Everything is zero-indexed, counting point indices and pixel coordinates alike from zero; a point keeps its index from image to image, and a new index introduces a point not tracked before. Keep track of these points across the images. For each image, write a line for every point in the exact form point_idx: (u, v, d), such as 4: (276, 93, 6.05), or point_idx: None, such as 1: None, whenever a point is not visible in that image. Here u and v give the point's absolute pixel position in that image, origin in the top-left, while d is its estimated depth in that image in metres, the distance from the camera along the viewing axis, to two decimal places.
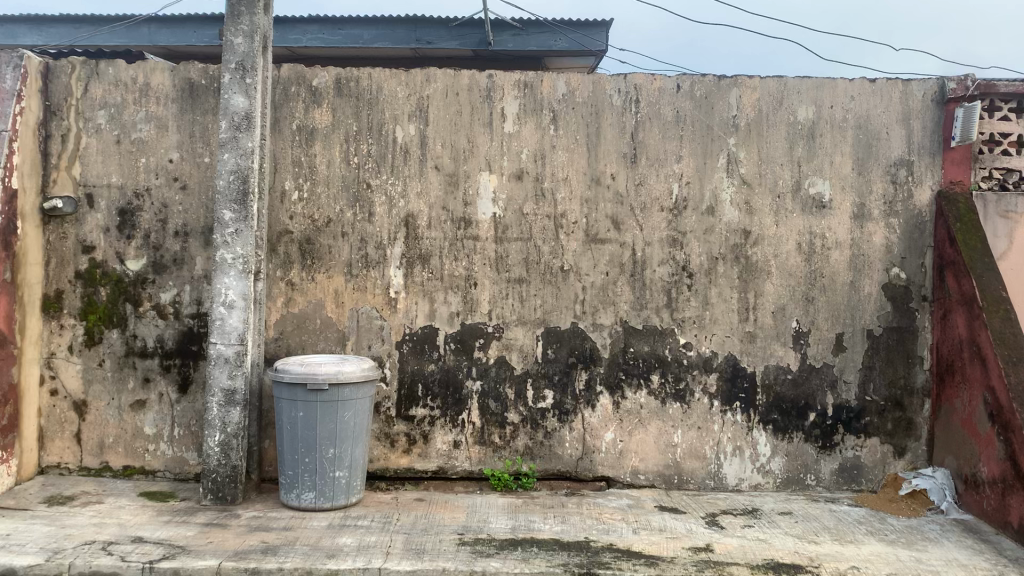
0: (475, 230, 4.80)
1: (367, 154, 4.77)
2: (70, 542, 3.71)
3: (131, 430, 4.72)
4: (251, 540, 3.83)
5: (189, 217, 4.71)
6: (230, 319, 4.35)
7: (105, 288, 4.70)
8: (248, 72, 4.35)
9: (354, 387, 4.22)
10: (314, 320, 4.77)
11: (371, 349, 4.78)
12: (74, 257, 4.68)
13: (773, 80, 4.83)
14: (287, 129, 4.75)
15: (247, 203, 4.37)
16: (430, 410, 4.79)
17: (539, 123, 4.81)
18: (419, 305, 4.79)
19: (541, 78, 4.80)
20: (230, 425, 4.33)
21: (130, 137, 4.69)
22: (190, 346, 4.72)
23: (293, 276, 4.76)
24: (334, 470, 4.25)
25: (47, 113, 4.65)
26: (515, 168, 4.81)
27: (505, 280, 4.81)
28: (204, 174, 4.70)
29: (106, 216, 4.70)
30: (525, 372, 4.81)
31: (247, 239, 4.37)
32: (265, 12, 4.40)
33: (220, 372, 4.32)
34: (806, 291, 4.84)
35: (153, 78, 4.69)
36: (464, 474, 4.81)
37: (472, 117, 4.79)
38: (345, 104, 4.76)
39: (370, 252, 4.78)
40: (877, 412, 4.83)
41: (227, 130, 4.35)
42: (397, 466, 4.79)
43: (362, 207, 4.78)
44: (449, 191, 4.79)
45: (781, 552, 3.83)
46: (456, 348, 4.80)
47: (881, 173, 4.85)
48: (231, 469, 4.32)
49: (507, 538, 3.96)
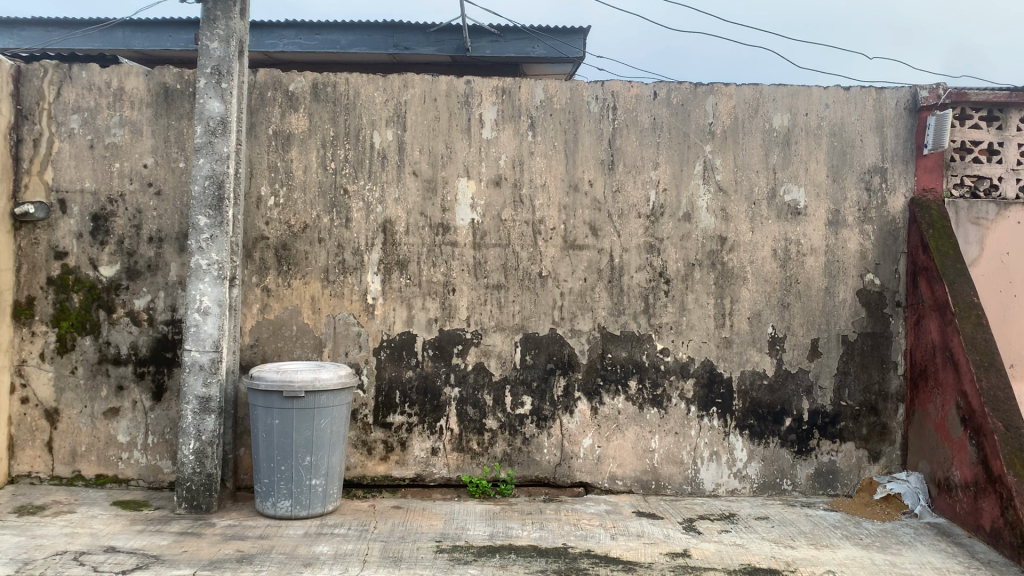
0: (453, 236, 4.79)
1: (344, 159, 4.76)
2: (40, 552, 3.65)
3: (104, 438, 4.66)
4: (226, 549, 3.79)
5: (164, 223, 4.66)
6: (205, 326, 4.31)
7: (78, 294, 4.64)
8: (224, 77, 4.32)
9: (332, 393, 4.20)
10: (290, 326, 4.74)
11: (348, 355, 4.75)
12: (45, 263, 4.62)
13: (749, 88, 4.87)
14: (264, 134, 4.72)
15: (223, 208, 4.33)
16: (408, 417, 4.77)
17: (517, 130, 4.81)
18: (397, 311, 4.77)
19: (519, 84, 4.81)
20: (205, 432, 4.28)
21: (103, 142, 4.64)
22: (164, 353, 4.67)
23: (269, 282, 4.73)
24: (310, 478, 4.22)
25: (19, 117, 4.59)
26: (493, 174, 4.81)
27: (483, 286, 4.80)
28: (179, 179, 4.66)
29: (79, 222, 4.64)
30: (503, 379, 4.80)
31: (222, 245, 4.34)
32: (241, 17, 4.37)
33: (195, 379, 4.28)
34: (782, 297, 4.88)
35: (128, 82, 4.64)
36: (442, 481, 4.79)
37: (450, 123, 4.79)
38: (323, 109, 4.74)
39: (348, 258, 4.76)
40: (852, 417, 4.87)
41: (203, 135, 4.31)
42: (375, 473, 4.76)
43: (339, 213, 4.75)
44: (427, 197, 4.79)
45: (757, 557, 3.85)
46: (433, 355, 4.78)
47: (855, 180, 4.90)
48: (206, 478, 4.27)
49: (485, 545, 3.95)
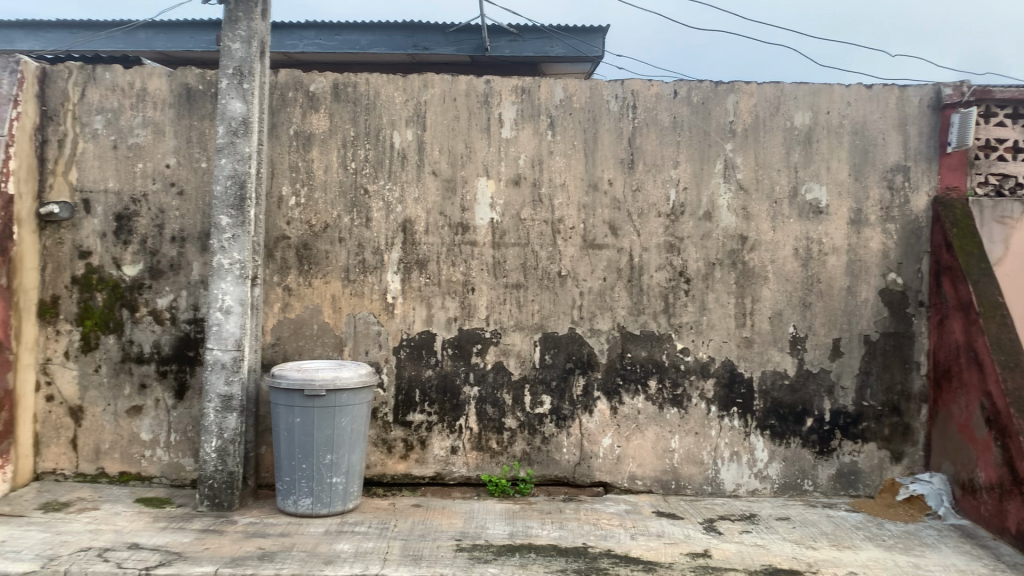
0: (472, 236, 4.80)
1: (364, 159, 4.77)
2: (66, 548, 3.69)
3: (127, 435, 4.70)
4: (248, 546, 3.82)
5: (186, 223, 4.70)
6: (227, 325, 4.34)
7: (101, 293, 4.69)
8: (245, 77, 4.35)
9: (352, 392, 4.22)
10: (311, 325, 4.76)
11: (368, 354, 4.77)
12: (70, 262, 4.67)
13: (770, 86, 4.85)
14: (285, 134, 4.75)
15: (245, 208, 4.36)
16: (428, 416, 4.78)
17: (537, 129, 4.81)
18: (417, 311, 4.78)
19: (539, 83, 4.81)
20: (226, 430, 4.31)
21: (126, 142, 4.69)
22: (187, 352, 4.71)
23: (290, 281, 4.76)
24: (331, 476, 4.24)
25: (44, 118, 4.64)
26: (512, 173, 4.81)
27: (502, 285, 4.81)
28: (201, 179, 4.69)
29: (102, 222, 4.69)
30: (522, 378, 4.80)
31: (244, 244, 4.36)
32: (263, 17, 4.40)
33: (217, 378, 4.32)
34: (803, 297, 4.84)
35: (150, 83, 4.69)
36: (461, 480, 4.80)
37: (469, 123, 4.80)
38: (343, 110, 4.76)
39: (367, 257, 4.78)
40: (874, 417, 4.83)
41: (225, 135, 4.34)
42: (394, 471, 4.78)
43: (359, 212, 4.77)
44: (446, 197, 4.79)
45: (778, 558, 3.82)
46: (453, 354, 4.79)
47: (877, 178, 4.86)
48: (228, 475, 4.30)
49: (505, 544, 3.95)
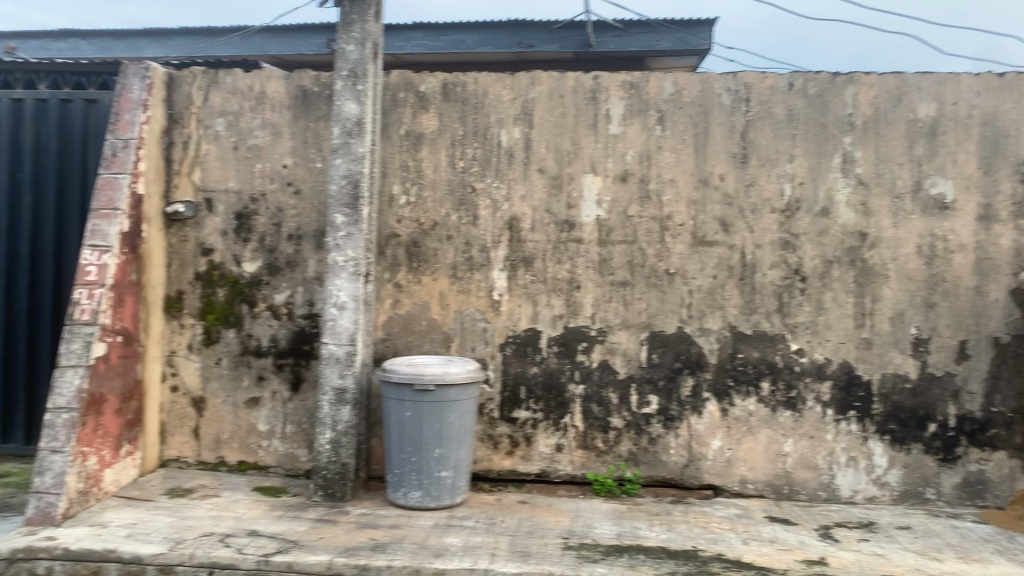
0: (579, 233, 4.77)
1: (472, 157, 4.81)
2: (190, 533, 3.86)
3: (246, 426, 4.88)
4: (361, 537, 3.91)
5: (302, 221, 4.85)
6: (341, 320, 4.45)
7: (222, 288, 4.89)
8: (359, 79, 4.46)
9: (460, 387, 4.26)
10: (420, 322, 4.83)
11: (475, 351, 4.81)
12: (193, 259, 4.89)
13: (893, 76, 4.64)
14: (396, 133, 4.84)
15: (358, 207, 4.46)
16: (533, 414, 4.79)
17: (645, 124, 4.74)
18: (523, 308, 4.79)
19: (648, 77, 4.74)
20: (340, 423, 4.42)
21: (246, 143, 4.87)
22: (302, 346, 4.85)
23: (400, 278, 4.84)
24: (440, 470, 4.29)
25: (171, 121, 4.87)
26: (620, 169, 4.76)
27: (609, 283, 4.76)
28: (316, 178, 4.83)
29: (224, 220, 4.88)
30: (628, 377, 4.75)
31: (357, 242, 4.46)
32: (376, 19, 4.49)
33: (331, 371, 4.43)
34: (927, 297, 4.62)
35: (269, 86, 4.85)
36: (567, 479, 4.79)
37: (577, 120, 4.77)
38: (452, 108, 4.81)
39: (475, 255, 4.81)
40: (1004, 424, 4.56)
41: (340, 136, 4.46)
42: (501, 468, 4.80)
43: (466, 210, 4.82)
44: (553, 194, 4.78)
45: (900, 569, 3.66)
46: (559, 351, 4.78)
47: (1009, 171, 4.59)
48: (341, 467, 4.41)
49: (613, 544, 3.91)
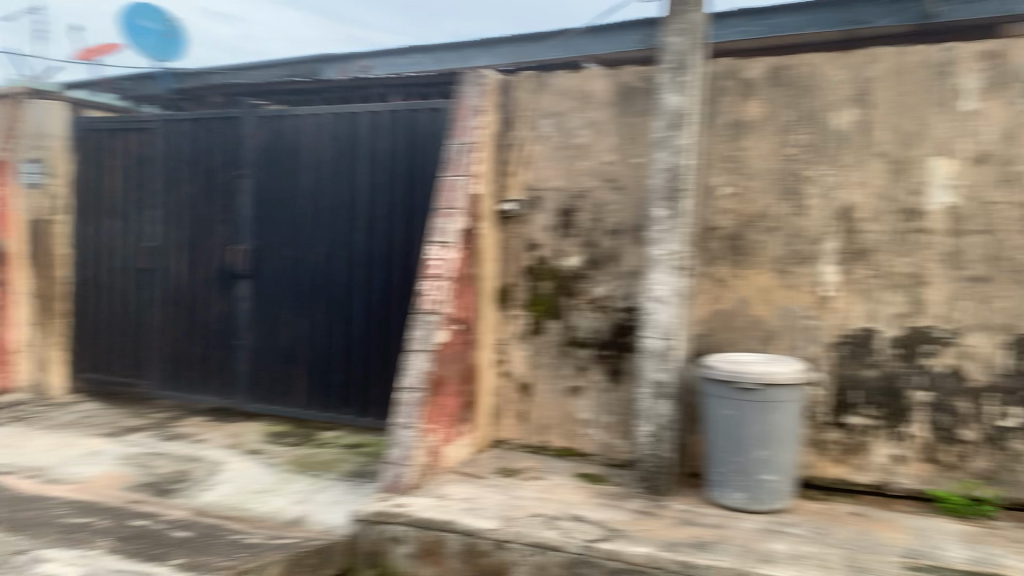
0: (925, 223, 4.33)
1: (804, 143, 4.55)
2: (520, 513, 4.07)
3: (569, 414, 5.06)
4: (683, 533, 3.87)
5: (624, 216, 4.91)
6: (661, 314, 4.43)
7: (548, 281, 5.10)
8: (684, 71, 4.42)
9: (786, 387, 4.06)
10: (743, 318, 4.68)
11: (803, 350, 4.55)
12: (522, 253, 5.17)
13: None
14: (721, 124, 4.74)
15: (680, 200, 4.42)
16: (868, 420, 4.43)
17: (1008, 98, 4.20)
18: (857, 305, 4.46)
19: (1012, 45, 4.19)
20: (659, 417, 4.41)
21: (571, 142, 5.04)
22: (623, 339, 4.92)
23: (723, 272, 4.73)
24: (764, 472, 4.12)
25: (505, 124, 5.18)
26: (976, 150, 4.25)
27: (960, 278, 4.28)
28: (638, 173, 4.87)
29: (550, 216, 5.09)
30: (984, 385, 4.23)
31: (679, 235, 4.43)
32: (702, 9, 4.41)
33: (652, 365, 4.43)
34: None
35: (595, 85, 5.00)
36: (908, 493, 4.37)
37: (923, 98, 4.34)
38: (780, 95, 4.61)
39: (803, 248, 4.56)
40: None
41: (664, 130, 4.45)
42: (830, 475, 4.51)
43: (795, 201, 4.58)
44: (894, 181, 4.39)
45: None
46: (899, 354, 4.38)
47: None
48: (662, 461, 4.40)
49: (966, 571, 3.50)
